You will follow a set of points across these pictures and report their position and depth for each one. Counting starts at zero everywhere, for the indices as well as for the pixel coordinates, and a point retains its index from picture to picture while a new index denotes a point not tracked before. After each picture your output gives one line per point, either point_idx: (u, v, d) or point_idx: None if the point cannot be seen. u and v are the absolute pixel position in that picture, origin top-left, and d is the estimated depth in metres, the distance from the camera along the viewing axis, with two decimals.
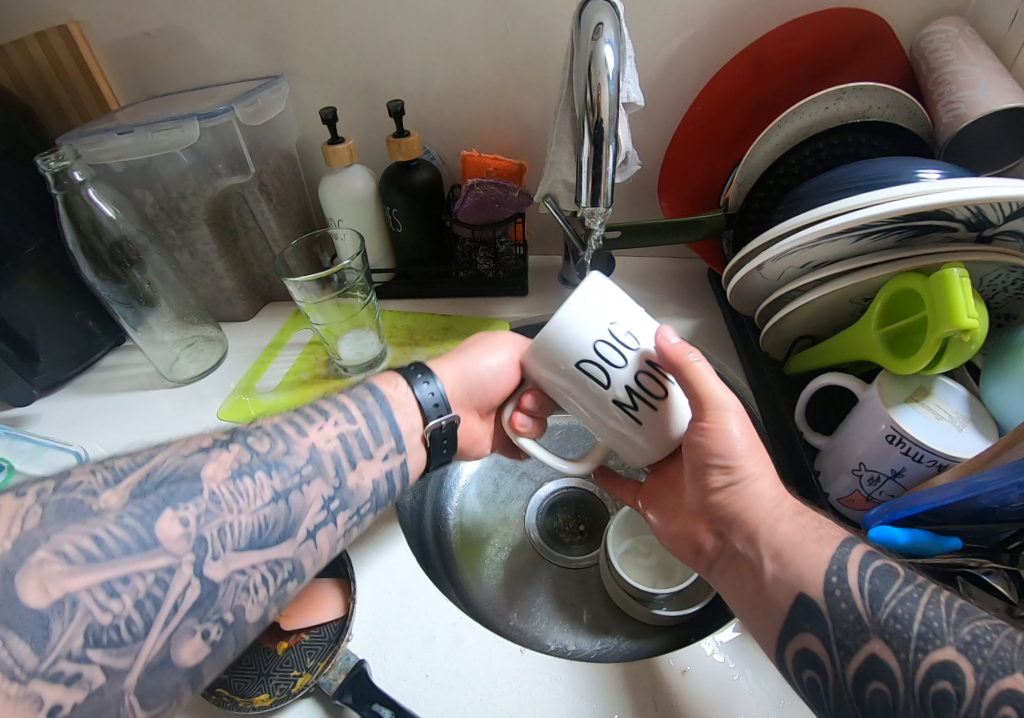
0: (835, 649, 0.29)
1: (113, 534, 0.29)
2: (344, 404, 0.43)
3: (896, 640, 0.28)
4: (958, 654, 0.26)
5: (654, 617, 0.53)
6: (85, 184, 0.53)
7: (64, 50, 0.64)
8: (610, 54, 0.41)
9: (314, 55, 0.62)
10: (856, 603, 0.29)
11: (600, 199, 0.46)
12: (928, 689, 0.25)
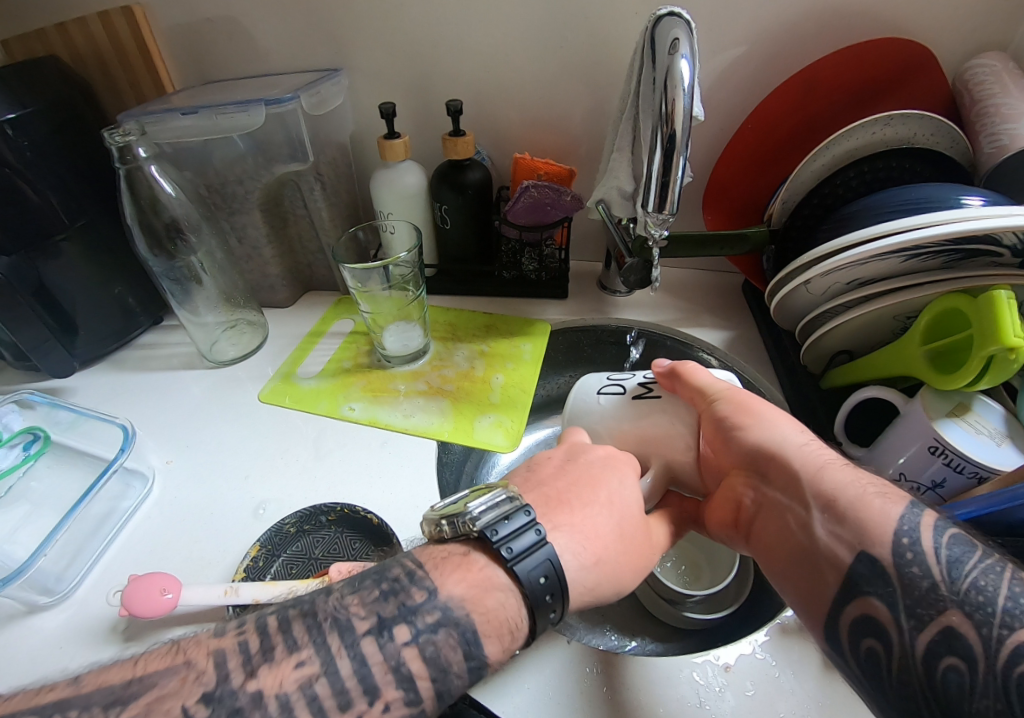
0: (905, 619, 0.30)
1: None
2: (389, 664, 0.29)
3: (980, 614, 0.28)
4: None
5: (684, 620, 0.54)
6: (148, 161, 0.54)
7: (126, 32, 0.65)
8: (687, 68, 0.43)
9: (375, 50, 0.63)
10: (934, 572, 0.30)
11: (666, 206, 0.48)
12: (1011, 671, 0.26)
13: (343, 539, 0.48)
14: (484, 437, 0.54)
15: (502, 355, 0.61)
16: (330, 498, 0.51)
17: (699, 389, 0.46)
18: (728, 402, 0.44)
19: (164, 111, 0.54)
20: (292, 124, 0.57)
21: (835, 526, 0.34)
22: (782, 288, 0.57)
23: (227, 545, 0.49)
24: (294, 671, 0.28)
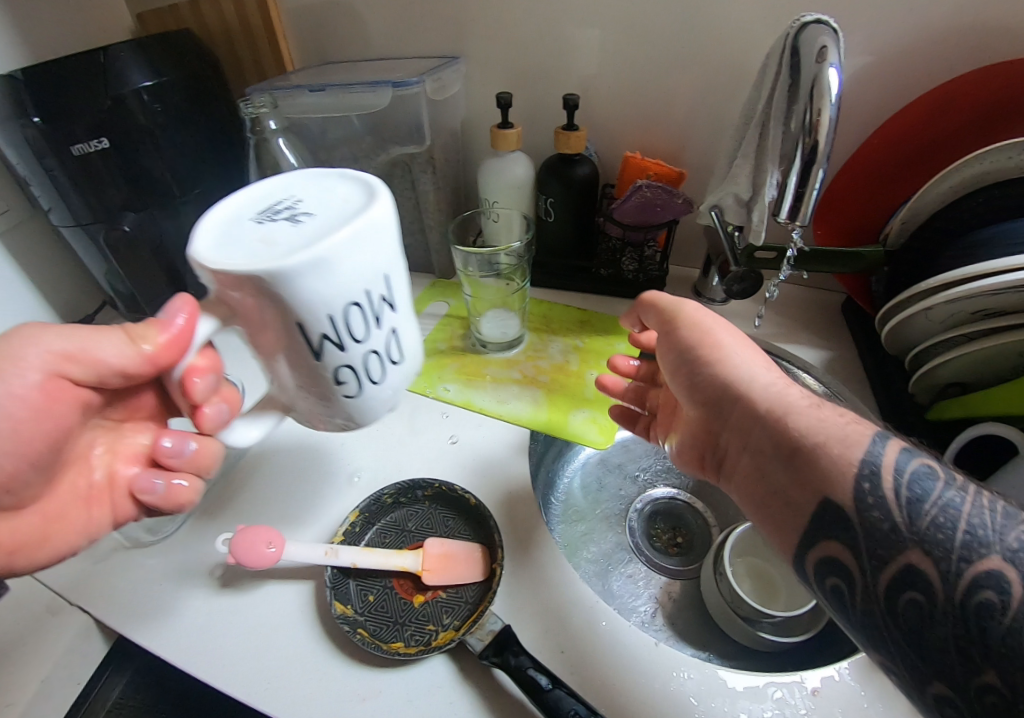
0: (865, 559, 0.27)
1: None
2: None
3: (937, 546, 0.25)
4: (1006, 563, 0.24)
5: (757, 640, 0.53)
6: (276, 134, 0.56)
7: (253, 11, 0.67)
8: (836, 80, 0.43)
9: (493, 39, 0.64)
10: (895, 513, 0.27)
11: (798, 218, 0.47)
12: (971, 599, 0.24)
13: (440, 516, 0.49)
14: (579, 430, 0.54)
15: (597, 351, 0.61)
16: (426, 473, 0.52)
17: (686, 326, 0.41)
18: (694, 328, 0.40)
19: (294, 87, 0.57)
20: (413, 109, 0.58)
21: (800, 471, 0.31)
22: (897, 314, 0.56)
23: (324, 506, 0.51)
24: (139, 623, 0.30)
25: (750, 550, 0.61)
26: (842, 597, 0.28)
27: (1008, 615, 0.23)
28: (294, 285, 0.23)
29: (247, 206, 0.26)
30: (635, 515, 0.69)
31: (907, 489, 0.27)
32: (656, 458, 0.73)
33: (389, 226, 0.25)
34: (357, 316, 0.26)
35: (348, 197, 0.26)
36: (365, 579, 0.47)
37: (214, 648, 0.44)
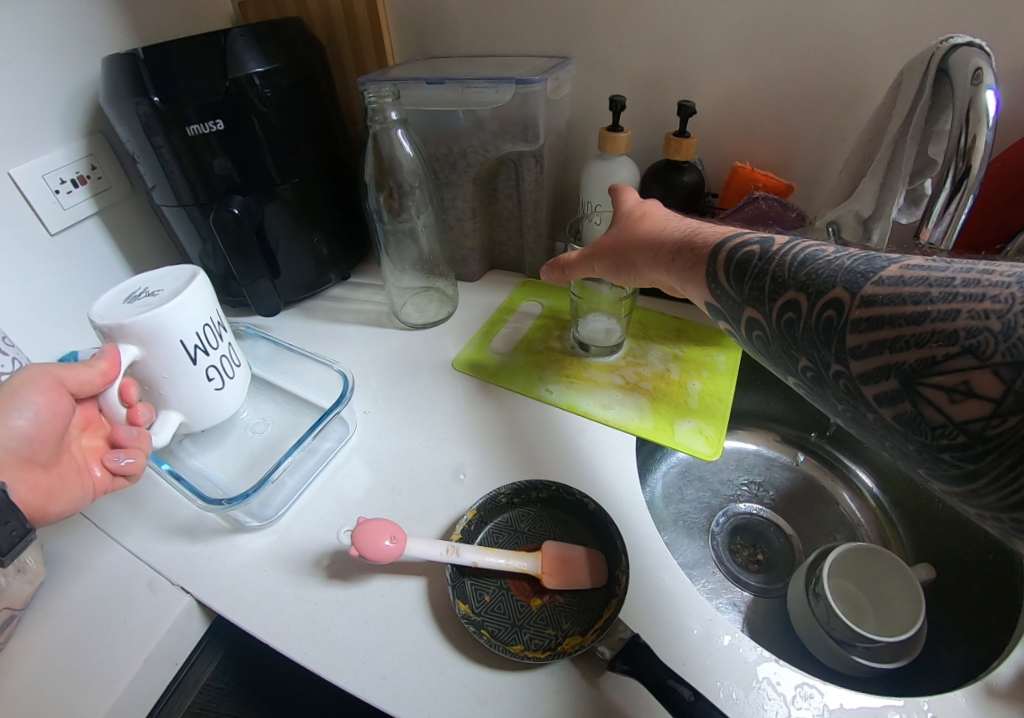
0: (807, 290, 0.33)
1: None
2: None
3: (809, 284, 0.33)
4: (900, 285, 0.29)
5: (845, 662, 0.50)
6: (396, 124, 0.56)
7: (361, 7, 0.67)
8: (993, 100, 0.42)
9: (604, 41, 0.64)
10: (842, 263, 0.32)
11: (941, 241, 0.47)
12: (863, 303, 0.30)
13: (552, 520, 0.49)
14: (686, 440, 0.54)
15: (697, 360, 0.61)
16: (536, 474, 0.51)
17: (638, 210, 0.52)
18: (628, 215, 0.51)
19: (411, 79, 0.57)
20: (530, 106, 0.58)
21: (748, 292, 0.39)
22: None
23: (431, 502, 0.50)
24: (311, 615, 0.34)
25: (844, 571, 0.60)
26: (795, 328, 0.33)
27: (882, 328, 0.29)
28: (152, 324, 0.43)
29: (113, 293, 0.46)
30: (717, 528, 0.68)
31: (853, 258, 0.32)
32: (734, 471, 0.73)
33: (210, 298, 0.50)
34: (207, 332, 0.49)
35: (183, 280, 0.48)
36: (480, 578, 0.46)
37: (326, 638, 0.44)
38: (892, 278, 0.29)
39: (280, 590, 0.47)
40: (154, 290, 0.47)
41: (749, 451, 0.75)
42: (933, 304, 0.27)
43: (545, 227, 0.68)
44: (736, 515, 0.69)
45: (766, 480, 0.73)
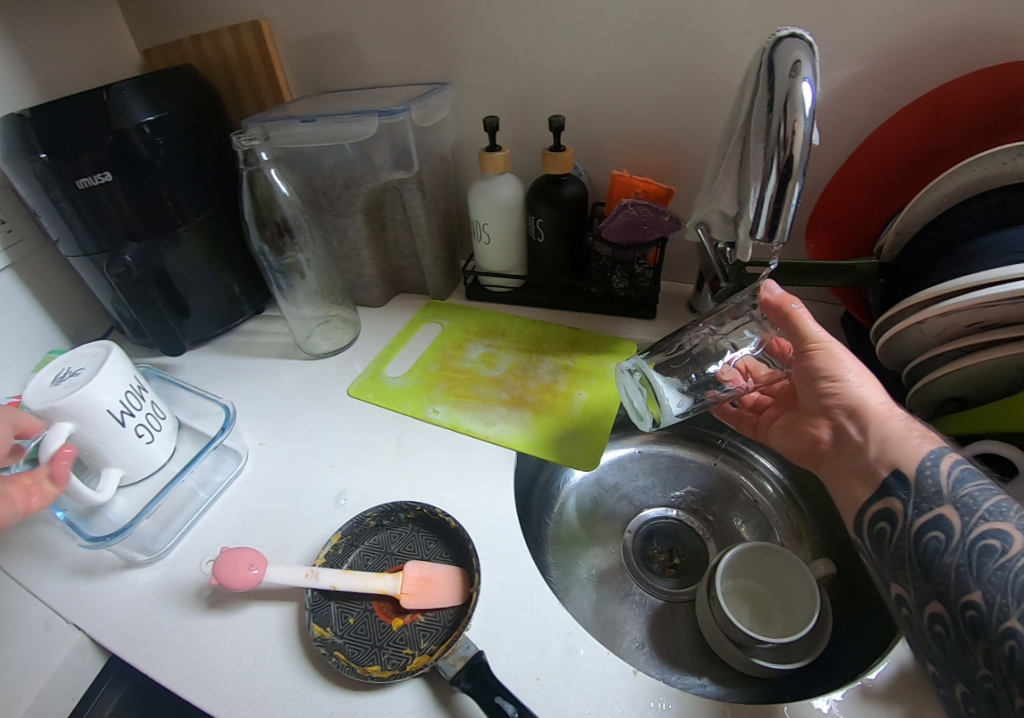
0: (911, 508, 0.36)
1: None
2: None
3: (964, 507, 0.34)
4: (1014, 529, 0.32)
5: (751, 666, 0.50)
6: (268, 164, 0.58)
7: (253, 46, 0.71)
8: (808, 92, 0.42)
9: (481, 65, 0.66)
10: (942, 481, 0.36)
11: (776, 234, 0.46)
12: (980, 543, 0.32)
13: (420, 539, 0.50)
14: (565, 452, 0.54)
15: (586, 371, 0.62)
16: (410, 496, 0.52)
17: (798, 328, 0.45)
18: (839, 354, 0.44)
19: (286, 119, 0.59)
20: (400, 134, 0.60)
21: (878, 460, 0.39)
22: (891, 325, 0.53)
23: (308, 528, 0.51)
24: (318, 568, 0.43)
25: (743, 570, 0.59)
26: (936, 549, 0.34)
27: (1007, 561, 0.31)
28: (80, 401, 0.49)
29: (39, 379, 0.51)
30: (631, 536, 0.67)
31: (958, 478, 0.36)
32: (648, 475, 0.73)
33: (129, 367, 0.54)
34: (131, 396, 0.53)
35: (98, 355, 0.53)
36: (345, 601, 0.47)
37: (190, 669, 0.44)
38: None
39: (155, 623, 0.47)
40: (76, 369, 0.52)
41: (663, 453, 0.75)
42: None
43: (440, 248, 0.69)
44: (649, 521, 0.69)
45: (681, 481, 0.73)
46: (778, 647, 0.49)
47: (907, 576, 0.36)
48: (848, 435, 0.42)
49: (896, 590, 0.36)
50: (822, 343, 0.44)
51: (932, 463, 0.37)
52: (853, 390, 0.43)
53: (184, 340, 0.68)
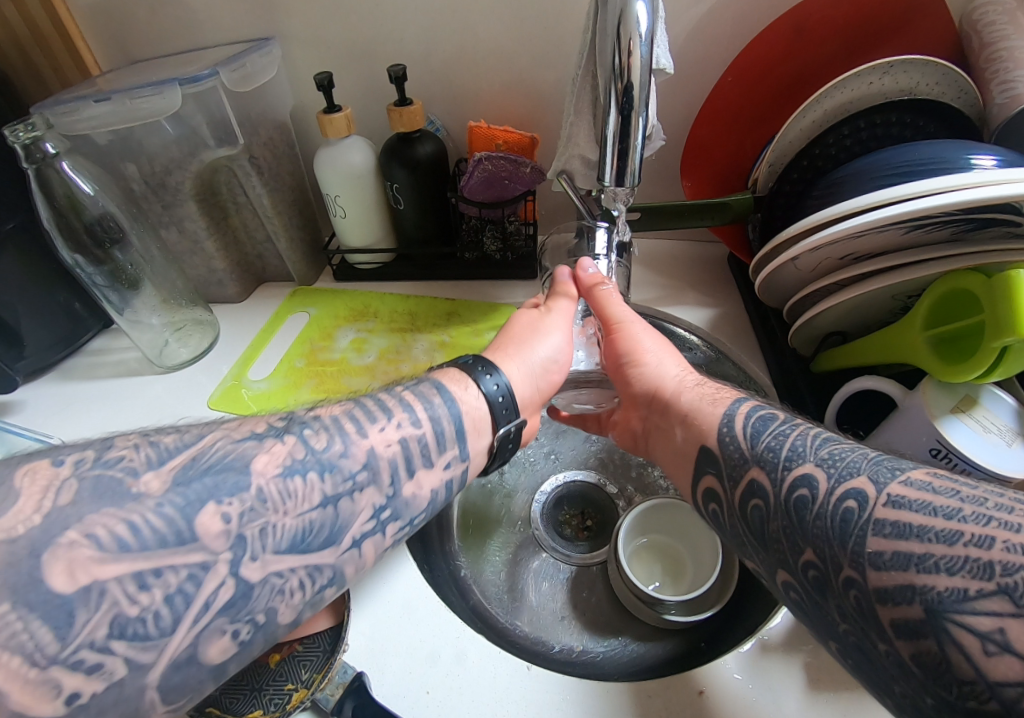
0: (726, 480, 0.35)
1: (151, 522, 0.25)
2: (409, 403, 0.37)
3: (768, 464, 0.32)
4: (816, 466, 0.30)
5: (665, 623, 0.49)
6: (59, 157, 0.49)
7: (40, 10, 0.56)
8: (644, 12, 0.34)
9: (309, 15, 0.57)
10: (741, 444, 0.35)
11: (626, 179, 0.42)
12: (792, 496, 0.30)
13: None
14: None
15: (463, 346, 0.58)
16: None
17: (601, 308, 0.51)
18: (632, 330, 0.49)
19: (76, 99, 0.49)
20: (214, 104, 0.53)
21: (687, 430, 0.39)
22: (767, 265, 0.50)
23: None
24: (336, 409, 0.36)
25: (651, 526, 0.57)
26: (762, 516, 0.31)
27: (815, 504, 0.29)
28: None
29: None
30: (539, 509, 0.66)
31: (751, 429, 0.35)
32: (552, 440, 0.71)
33: None
34: None
35: None
36: None
37: None
38: (926, 477, 0.27)
39: None
40: None
41: None
42: (835, 485, 0.29)
43: (294, 226, 0.65)
44: (555, 488, 0.67)
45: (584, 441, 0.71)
46: (686, 601, 0.48)
47: (753, 554, 0.32)
48: (653, 416, 0.44)
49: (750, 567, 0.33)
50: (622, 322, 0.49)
51: (728, 423, 0.37)
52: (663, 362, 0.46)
53: (17, 374, 0.60)
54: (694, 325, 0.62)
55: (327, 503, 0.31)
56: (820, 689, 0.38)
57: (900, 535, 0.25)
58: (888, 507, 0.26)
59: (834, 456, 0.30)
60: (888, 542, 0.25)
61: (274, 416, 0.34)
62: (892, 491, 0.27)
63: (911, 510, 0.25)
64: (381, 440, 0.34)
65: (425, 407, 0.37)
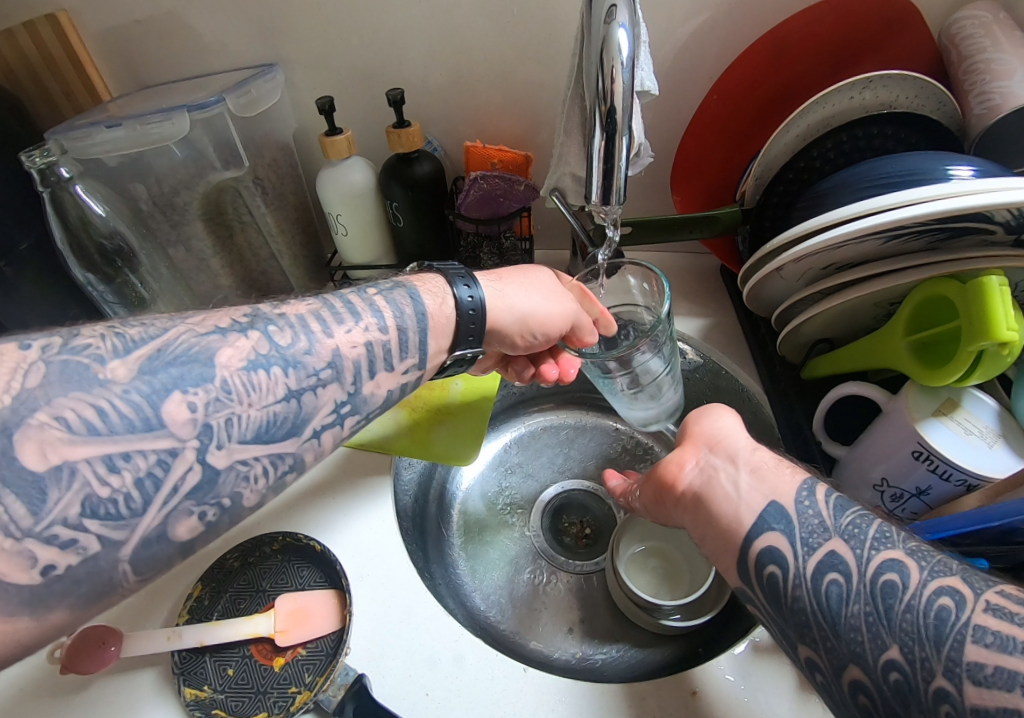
0: (798, 545, 0.30)
1: (119, 406, 0.27)
2: (378, 309, 0.39)
3: (852, 538, 0.29)
4: (906, 556, 0.28)
5: (661, 627, 0.50)
6: (72, 181, 0.52)
7: (54, 41, 0.59)
8: (624, 39, 0.37)
9: (313, 41, 0.59)
10: (822, 511, 0.31)
11: (612, 196, 0.43)
12: (878, 579, 0.27)
13: (290, 567, 0.47)
14: (445, 449, 0.61)
15: None
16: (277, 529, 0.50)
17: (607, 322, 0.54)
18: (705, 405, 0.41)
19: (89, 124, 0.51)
20: (221, 128, 0.55)
21: (755, 480, 0.33)
22: (754, 275, 0.52)
23: (176, 575, 0.47)
24: (300, 306, 0.37)
25: (646, 532, 0.59)
26: (837, 602, 0.28)
27: (907, 596, 0.26)
28: None
29: None
30: (538, 515, 0.67)
31: (833, 498, 0.32)
32: (550, 450, 0.73)
33: None
34: None
35: None
36: (220, 652, 0.42)
37: None
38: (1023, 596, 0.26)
39: None
40: None
41: (563, 425, 0.75)
42: (934, 580, 0.26)
43: (297, 243, 0.67)
44: (554, 497, 0.68)
45: (580, 449, 0.73)
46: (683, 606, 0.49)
47: (815, 644, 0.28)
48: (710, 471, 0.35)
49: (753, 612, 0.33)
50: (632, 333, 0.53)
51: (807, 491, 0.32)
52: (722, 427, 0.38)
53: None
54: (687, 335, 0.63)
55: (291, 398, 0.33)
56: (812, 692, 0.38)
57: (1003, 649, 0.23)
58: (989, 615, 0.24)
59: (924, 550, 0.28)
60: (990, 656, 0.23)
61: (240, 312, 0.35)
62: (998, 596, 0.25)
63: (1014, 624, 0.24)
64: (347, 342, 0.36)
65: (394, 314, 0.39)
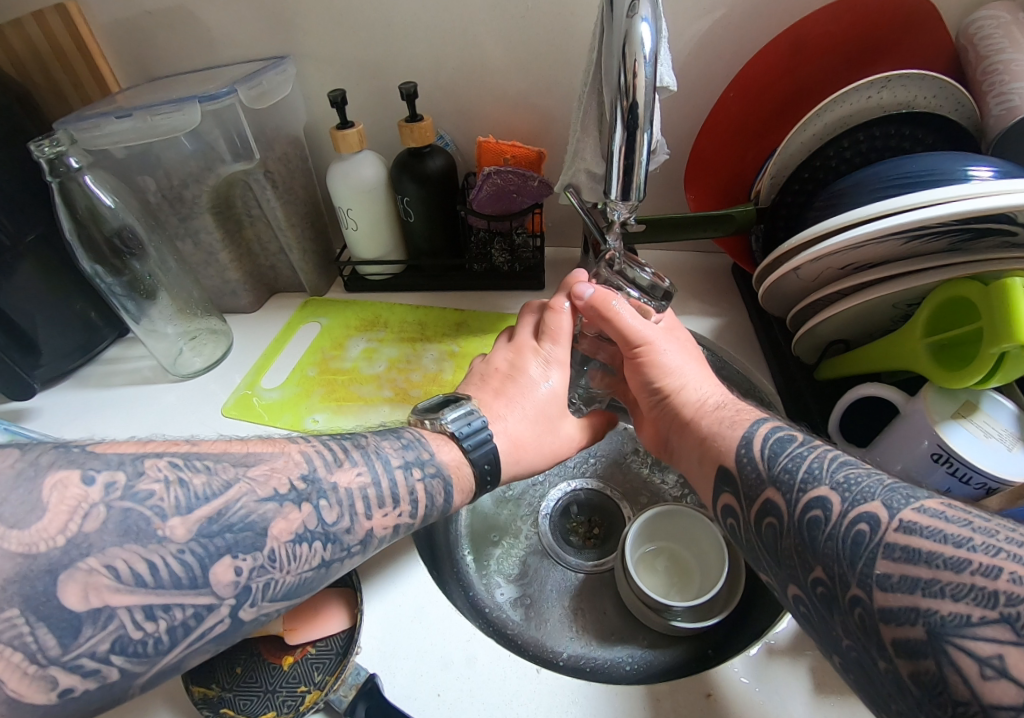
0: (743, 498, 0.35)
1: (170, 566, 0.27)
2: (415, 494, 0.38)
3: (783, 485, 0.33)
4: (830, 490, 0.30)
5: (671, 628, 0.49)
6: (81, 172, 0.51)
7: (63, 30, 0.58)
8: (647, 33, 0.36)
9: (326, 34, 0.59)
10: (758, 464, 0.35)
11: (631, 192, 0.43)
12: (804, 515, 0.30)
13: None
14: None
15: (472, 354, 0.60)
16: None
17: (620, 329, 0.48)
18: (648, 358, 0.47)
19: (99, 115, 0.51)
20: (231, 120, 0.54)
21: (705, 453, 0.40)
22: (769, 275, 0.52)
23: None
24: (355, 475, 0.35)
25: (657, 531, 0.58)
26: (776, 534, 0.32)
27: (826, 526, 0.29)
28: None
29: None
30: (545, 515, 0.66)
31: (769, 448, 0.36)
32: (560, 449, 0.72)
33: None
34: None
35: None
36: (228, 649, 0.41)
37: None
38: (939, 507, 0.27)
39: None
40: None
41: None
42: (846, 507, 0.29)
43: (307, 238, 0.66)
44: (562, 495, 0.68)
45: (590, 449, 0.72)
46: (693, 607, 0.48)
47: (768, 569, 0.32)
48: (673, 434, 0.44)
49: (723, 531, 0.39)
50: (646, 343, 0.48)
51: (747, 444, 0.37)
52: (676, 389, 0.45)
53: (35, 382, 0.61)
54: (698, 334, 0.63)
55: (322, 566, 0.33)
56: (827, 693, 0.38)
57: (909, 559, 0.25)
58: (899, 532, 0.26)
59: (849, 480, 0.30)
60: (896, 566, 0.25)
61: (298, 469, 0.34)
62: (910, 512, 0.27)
63: (922, 537, 0.25)
64: (380, 521, 0.36)
65: (426, 497, 0.38)
